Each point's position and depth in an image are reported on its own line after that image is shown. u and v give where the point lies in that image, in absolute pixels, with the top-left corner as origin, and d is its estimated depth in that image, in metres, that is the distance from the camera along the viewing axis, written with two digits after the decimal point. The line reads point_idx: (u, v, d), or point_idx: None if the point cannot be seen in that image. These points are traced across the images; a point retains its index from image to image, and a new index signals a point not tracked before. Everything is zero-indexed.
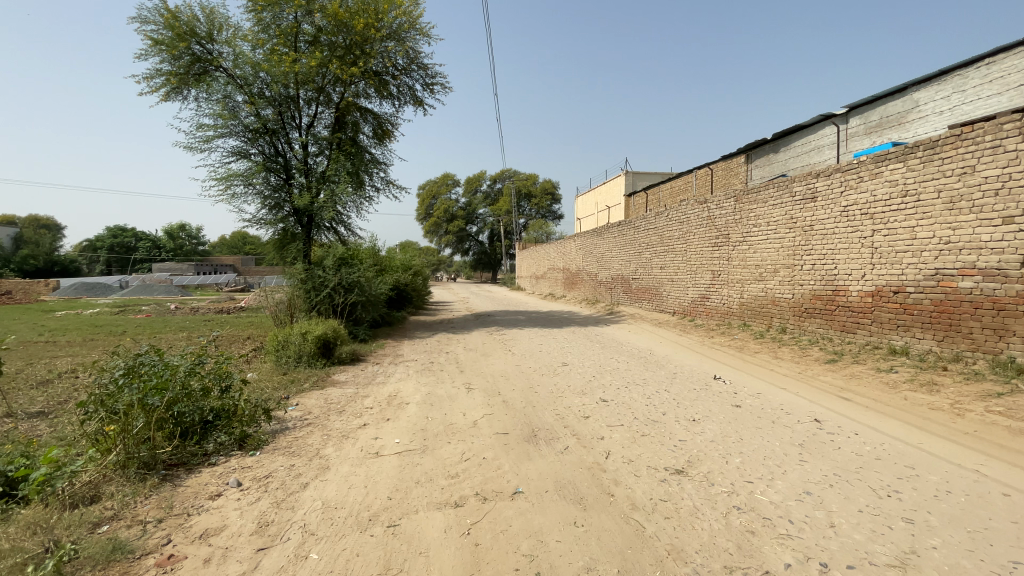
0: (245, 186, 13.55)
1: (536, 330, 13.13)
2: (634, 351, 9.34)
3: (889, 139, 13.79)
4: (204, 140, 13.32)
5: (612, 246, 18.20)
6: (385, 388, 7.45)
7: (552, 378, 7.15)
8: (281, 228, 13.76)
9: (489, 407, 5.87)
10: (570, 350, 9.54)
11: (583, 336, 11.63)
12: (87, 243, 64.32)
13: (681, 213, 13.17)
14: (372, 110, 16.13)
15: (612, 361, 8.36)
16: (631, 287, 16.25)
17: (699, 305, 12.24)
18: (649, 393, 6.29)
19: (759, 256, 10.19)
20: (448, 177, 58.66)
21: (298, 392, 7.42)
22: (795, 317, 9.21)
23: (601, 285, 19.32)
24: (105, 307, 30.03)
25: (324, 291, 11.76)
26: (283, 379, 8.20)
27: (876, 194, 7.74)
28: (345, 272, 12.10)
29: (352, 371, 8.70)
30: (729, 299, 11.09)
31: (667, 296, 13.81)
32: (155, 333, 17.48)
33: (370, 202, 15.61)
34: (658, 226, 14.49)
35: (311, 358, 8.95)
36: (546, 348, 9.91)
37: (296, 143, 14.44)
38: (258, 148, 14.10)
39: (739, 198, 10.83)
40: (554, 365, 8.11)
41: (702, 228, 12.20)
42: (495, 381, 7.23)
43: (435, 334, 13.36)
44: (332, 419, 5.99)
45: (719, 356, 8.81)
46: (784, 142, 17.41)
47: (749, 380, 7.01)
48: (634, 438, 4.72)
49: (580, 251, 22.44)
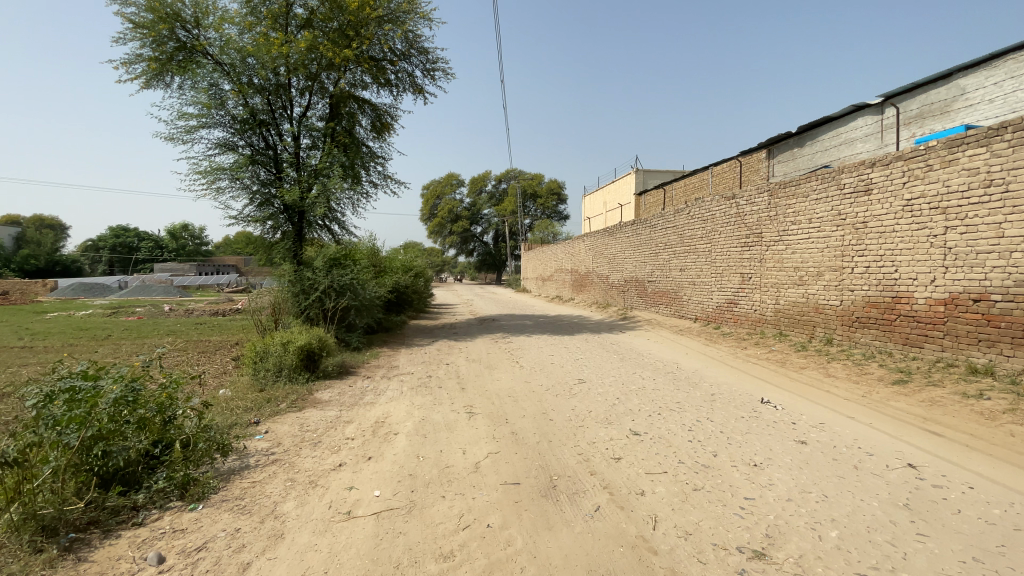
0: (231, 181, 12.52)
1: (545, 338, 12.00)
2: (659, 365, 8.21)
3: (931, 130, 12.63)
4: (187, 130, 12.29)
5: (625, 247, 17.07)
6: (372, 410, 6.36)
7: (569, 402, 6.04)
8: (270, 226, 12.68)
9: (495, 442, 4.77)
10: (586, 363, 8.41)
11: (598, 346, 10.47)
12: (89, 244, 63.88)
13: (704, 210, 12.04)
14: (369, 101, 15.14)
15: (636, 379, 7.24)
16: (646, 290, 15.11)
17: (725, 311, 11.11)
18: (690, 424, 5.18)
19: (799, 257, 9.03)
20: (453, 176, 57.66)
21: (271, 416, 6.33)
22: (845, 328, 8.06)
23: (612, 288, 18.17)
24: (98, 308, 29.19)
25: (314, 295, 10.69)
26: (257, 398, 7.10)
27: (949, 184, 6.61)
28: (336, 274, 11.03)
29: (338, 388, 7.62)
30: (762, 305, 9.96)
31: (688, 301, 12.65)
32: (139, 337, 16.41)
33: (366, 198, 14.58)
34: (677, 225, 13.35)
35: (295, 372, 7.87)
36: (557, 359, 8.79)
37: (287, 134, 13.38)
38: (246, 139, 13.08)
39: (773, 193, 9.69)
40: (569, 383, 6.99)
41: (729, 226, 11.07)
42: (501, 404, 6.13)
43: (436, 341, 12.26)
44: (303, 455, 4.91)
45: (758, 371, 7.67)
46: (810, 136, 16.26)
47: (805, 405, 5.88)
48: (685, 496, 3.60)
49: (590, 252, 21.30)
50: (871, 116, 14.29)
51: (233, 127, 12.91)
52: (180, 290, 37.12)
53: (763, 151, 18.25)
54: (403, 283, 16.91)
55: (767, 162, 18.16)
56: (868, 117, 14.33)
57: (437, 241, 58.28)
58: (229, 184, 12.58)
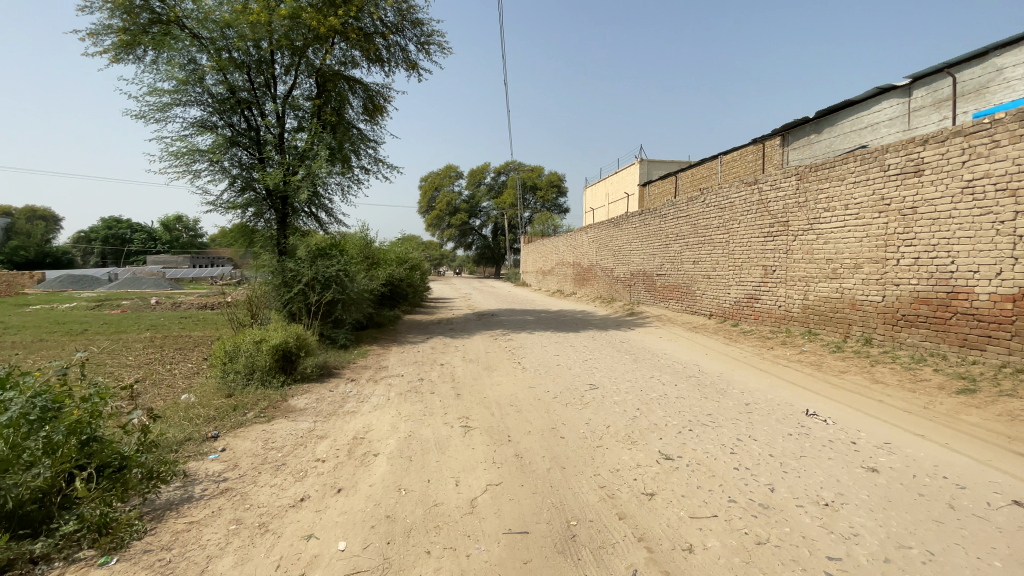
0: (209, 164, 11.55)
1: (548, 335, 11.10)
2: (677, 367, 7.34)
3: (965, 112, 11.71)
4: (159, 108, 11.30)
5: (632, 238, 16.15)
6: (351, 422, 5.44)
7: (582, 414, 5.15)
8: (251, 213, 11.74)
9: (495, 468, 3.88)
10: (596, 365, 7.51)
11: (607, 344, 9.56)
12: (82, 235, 62.67)
13: (721, 197, 11.12)
14: (360, 80, 14.15)
15: (656, 385, 6.35)
16: (655, 284, 14.21)
17: (745, 307, 10.24)
18: (730, 446, 4.29)
19: (833, 248, 8.15)
20: (451, 168, 56.55)
21: (234, 428, 5.44)
22: (887, 327, 7.19)
23: (617, 282, 17.27)
24: (84, 301, 28.15)
25: (296, 288, 9.75)
26: (222, 406, 6.20)
27: (1020, 161, 5.71)
28: (321, 265, 10.06)
29: (316, 393, 6.73)
30: (788, 300, 9.08)
31: (703, 296, 11.76)
32: (116, 333, 15.44)
33: (357, 183, 13.62)
34: (690, 214, 12.44)
35: (269, 375, 6.97)
36: (563, 360, 7.90)
37: (271, 113, 12.39)
38: (225, 119, 12.10)
39: (803, 177, 8.78)
40: (580, 390, 6.09)
41: (749, 214, 10.17)
42: (501, 415, 5.24)
43: (430, 338, 11.35)
44: (262, 482, 4.01)
45: (794, 377, 6.77)
46: (829, 120, 15.32)
47: (860, 420, 5.02)
48: (749, 556, 2.71)
49: (593, 244, 20.37)
50: (897, 99, 13.35)
51: (212, 105, 11.93)
52: (171, 282, 36.17)
53: (778, 137, 17.32)
54: (397, 276, 15.98)
55: (781, 149, 17.24)
56: (893, 100, 13.41)
57: (435, 234, 57.26)
58: (207, 168, 11.62)
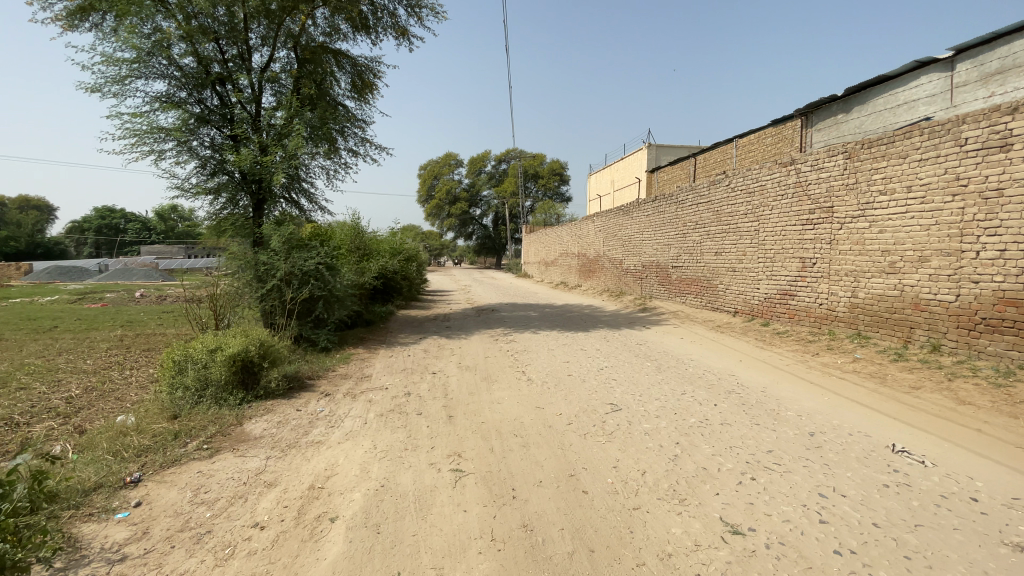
0: (175, 143, 10.36)
1: (555, 335, 9.95)
2: (711, 380, 6.20)
3: (1013, 91, 10.39)
4: (117, 80, 10.09)
5: (643, 227, 14.95)
6: (313, 459, 4.29)
7: (606, 452, 4.01)
8: (223, 199, 10.57)
9: (494, 551, 2.74)
10: (615, 376, 6.36)
11: (623, 347, 8.41)
12: (75, 226, 61.38)
13: (750, 180, 9.90)
14: (345, 53, 12.85)
15: (691, 406, 5.20)
16: (670, 277, 13.04)
17: (778, 304, 9.08)
18: (815, 510, 3.14)
19: (891, 238, 6.97)
20: (451, 156, 55.08)
21: (166, 469, 4.30)
22: (962, 332, 6.03)
23: (627, 274, 16.10)
24: (67, 293, 26.98)
25: (270, 283, 8.58)
26: (162, 434, 5.06)
27: None
28: (298, 257, 8.87)
29: (280, 413, 5.57)
30: (830, 298, 7.93)
31: (727, 291, 10.59)
32: (87, 330, 14.28)
33: (342, 167, 12.41)
34: (712, 199, 11.22)
35: (225, 392, 5.82)
36: (575, 369, 6.76)
37: (245, 88, 11.17)
38: (193, 95, 10.89)
39: (853, 155, 7.58)
40: (599, 412, 4.94)
41: (784, 199, 8.97)
42: (503, 452, 4.09)
43: (424, 338, 10.20)
44: (168, 568, 2.86)
45: (856, 394, 5.62)
46: (859, 98, 14.02)
47: (971, 464, 3.87)
48: None
49: (600, 234, 19.20)
50: (938, 73, 12.05)
51: (179, 78, 10.72)
52: (163, 272, 34.79)
53: (800, 117, 16.02)
54: (390, 268, 14.75)
55: (803, 131, 15.96)
56: (934, 74, 12.07)
57: (434, 223, 55.92)
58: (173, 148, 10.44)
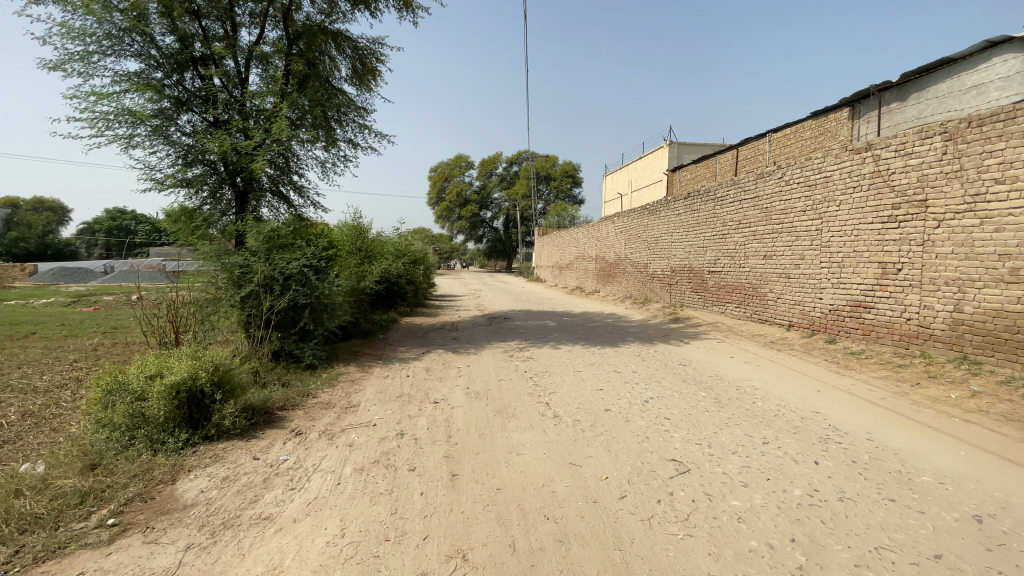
0: (148, 129, 9.15)
1: (579, 350, 8.55)
2: (794, 424, 4.76)
3: None
4: (83, 57, 8.90)
5: (672, 227, 13.50)
6: (249, 554, 2.91)
7: (690, 561, 2.61)
8: (202, 192, 9.32)
9: None
10: (667, 414, 4.93)
11: (664, 369, 6.96)
12: (86, 227, 61.04)
13: (811, 171, 8.42)
14: (345, 32, 11.55)
15: (786, 469, 3.74)
16: (706, 284, 11.58)
17: (848, 318, 7.61)
18: None
19: (1013, 238, 5.51)
20: (462, 158, 53.93)
21: (38, 565, 2.95)
22: None
23: (653, 280, 14.65)
24: (64, 295, 26.18)
25: (246, 289, 7.28)
26: (63, 497, 3.72)
27: None
28: (280, 258, 7.58)
29: (230, 463, 4.22)
30: (924, 312, 6.45)
31: (780, 301, 9.13)
32: (62, 337, 13.01)
33: (340, 160, 11.14)
34: (760, 194, 9.74)
35: (164, 432, 4.51)
36: (613, 402, 5.33)
37: (230, 68, 9.93)
38: (171, 75, 9.67)
39: (956, 136, 6.12)
40: (660, 478, 3.53)
41: (857, 192, 7.49)
42: (530, 555, 2.70)
43: (427, 353, 8.84)
44: None
45: (1002, 448, 4.15)
46: (916, 84, 12.49)
47: None
48: None
49: (621, 236, 17.75)
50: (1013, 54, 10.52)
51: (156, 56, 9.54)
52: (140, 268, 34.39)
53: (847, 108, 14.56)
54: (394, 272, 13.43)
55: (851, 122, 14.45)
56: (1009, 54, 10.54)
57: (444, 226, 54.74)
58: (147, 136, 9.27)
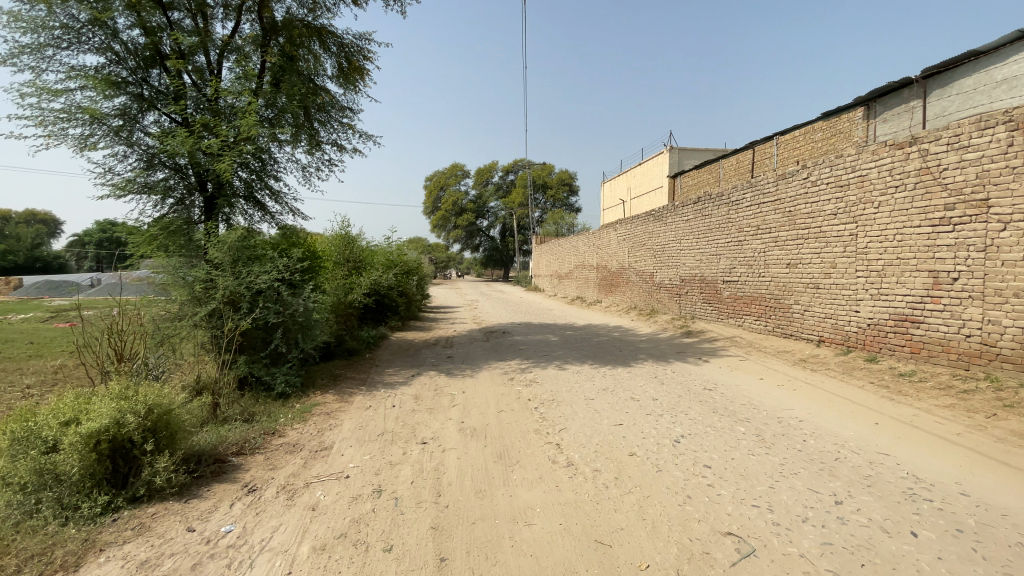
0: (108, 128, 8.28)
1: (587, 371, 7.64)
2: (865, 475, 3.86)
3: None
4: (33, 49, 8.01)
5: (681, 234, 12.68)
6: None
7: None
8: (168, 198, 8.43)
9: None
10: (707, 462, 4.00)
11: (688, 396, 6.04)
12: (76, 239, 59.91)
13: (843, 170, 7.60)
14: (330, 27, 10.73)
15: (881, 549, 2.83)
16: (721, 294, 10.71)
17: (891, 334, 6.75)
18: None
19: None
20: (457, 166, 53.31)
21: None
22: None
23: (660, 290, 13.76)
24: (41, 308, 25.11)
25: (209, 307, 6.36)
26: None
27: None
28: (249, 270, 6.69)
29: (154, 538, 3.27)
30: (990, 329, 5.59)
31: (807, 314, 8.28)
32: (23, 358, 11.94)
33: (324, 164, 10.29)
34: (782, 197, 8.92)
35: (79, 494, 3.58)
36: (637, 444, 4.39)
37: (201, 63, 9.08)
38: (135, 70, 8.80)
39: None
40: (720, 569, 2.62)
41: (901, 193, 6.66)
42: None
43: (418, 375, 7.91)
44: None
45: None
46: (939, 80, 11.71)
47: None
48: None
49: (624, 244, 16.93)
50: None
51: (119, 50, 8.66)
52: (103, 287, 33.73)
53: (861, 107, 13.80)
54: (385, 284, 12.52)
55: (866, 122, 13.69)
56: None
57: (440, 235, 53.89)
58: (106, 137, 8.36)
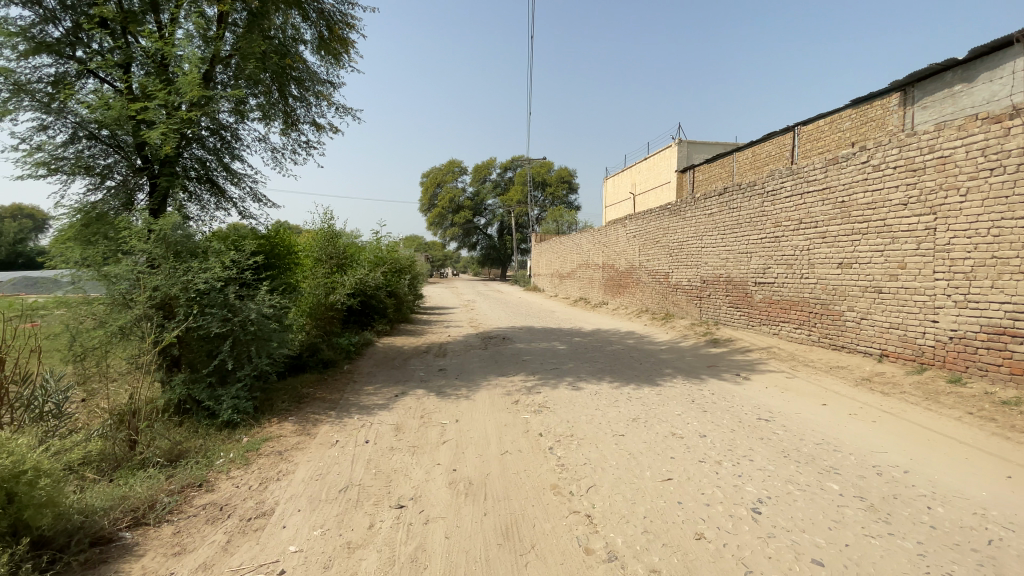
0: (31, 95, 6.87)
1: (607, 391, 6.31)
2: None
3: None
4: None
5: (702, 230, 11.38)
6: None
7: None
8: (107, 179, 7.06)
9: None
10: (815, 557, 2.69)
11: (744, 431, 4.72)
12: None
13: (919, 150, 6.27)
14: None
15: None
16: (752, 298, 9.42)
17: (986, 350, 5.46)
18: None
19: None
20: (455, 163, 51.92)
21: None
22: None
23: (677, 292, 12.45)
24: None
25: (133, 313, 5.02)
26: None
27: None
28: (188, 267, 5.35)
29: None
30: None
31: (864, 323, 7.00)
32: None
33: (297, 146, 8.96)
34: (832, 184, 7.61)
35: None
36: (702, 518, 3.09)
37: (149, 21, 7.66)
38: (67, 28, 7.35)
39: None
40: None
41: (1002, 176, 5.36)
42: None
43: (402, 394, 6.57)
44: None
45: None
46: (991, 61, 10.40)
47: None
48: None
49: (634, 241, 15.58)
50: None
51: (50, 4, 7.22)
52: None
53: (898, 92, 12.47)
54: (372, 284, 11.19)
55: (903, 108, 12.37)
56: None
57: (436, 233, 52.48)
58: (31, 105, 6.92)
